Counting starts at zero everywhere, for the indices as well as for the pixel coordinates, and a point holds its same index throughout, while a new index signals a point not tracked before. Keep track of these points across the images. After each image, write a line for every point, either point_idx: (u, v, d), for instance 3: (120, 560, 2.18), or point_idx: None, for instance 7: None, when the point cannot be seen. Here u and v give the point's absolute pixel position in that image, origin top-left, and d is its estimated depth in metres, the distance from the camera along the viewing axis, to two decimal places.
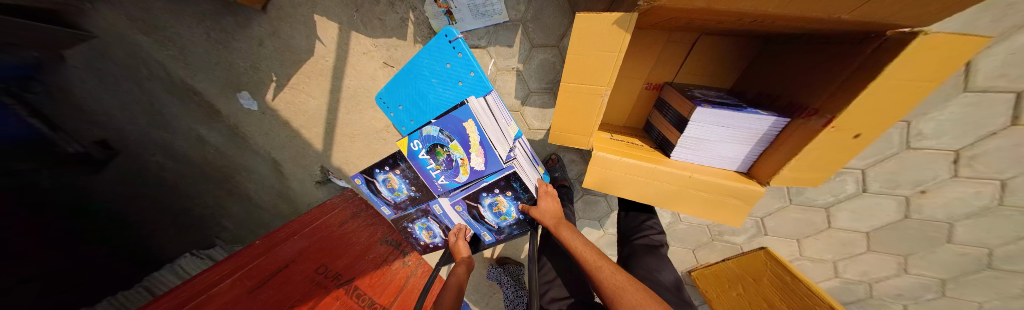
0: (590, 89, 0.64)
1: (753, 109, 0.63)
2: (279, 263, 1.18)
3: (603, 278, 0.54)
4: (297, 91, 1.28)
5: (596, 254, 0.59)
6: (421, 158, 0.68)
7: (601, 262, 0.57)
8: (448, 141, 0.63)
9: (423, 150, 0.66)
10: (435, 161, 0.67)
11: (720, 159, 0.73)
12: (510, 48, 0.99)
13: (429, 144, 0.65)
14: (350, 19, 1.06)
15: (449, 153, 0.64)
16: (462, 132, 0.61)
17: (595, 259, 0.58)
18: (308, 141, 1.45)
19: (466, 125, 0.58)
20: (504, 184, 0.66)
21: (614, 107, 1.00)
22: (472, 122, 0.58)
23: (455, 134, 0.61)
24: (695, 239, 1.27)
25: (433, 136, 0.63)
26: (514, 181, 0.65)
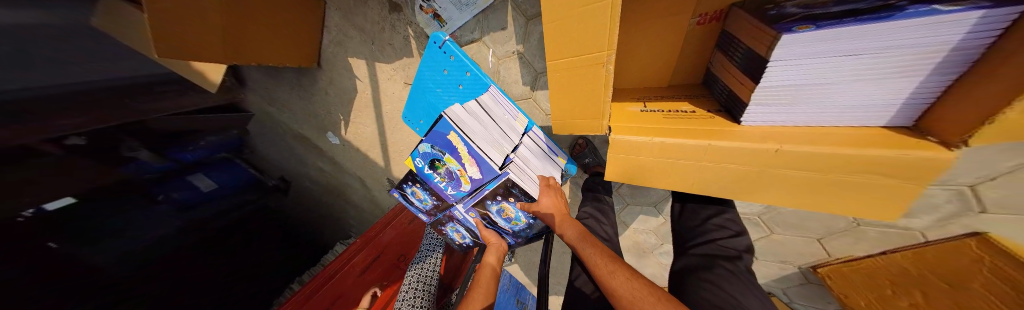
0: (586, 60, 0.49)
1: (918, 9, 0.33)
2: (373, 254, 1.61)
3: (616, 288, 0.50)
4: (357, 123, 1.59)
5: (606, 258, 0.56)
6: (426, 173, 0.73)
7: (616, 268, 0.53)
8: (442, 155, 0.65)
9: (426, 165, 0.70)
10: (439, 174, 0.72)
11: (849, 108, 0.44)
12: (505, 30, 0.89)
13: (428, 160, 0.68)
14: (371, 52, 1.19)
15: (447, 166, 0.68)
16: (450, 145, 0.61)
17: (606, 265, 0.54)
18: (375, 160, 1.80)
19: (450, 138, 0.59)
20: (504, 191, 0.70)
21: (652, 65, 0.75)
22: (454, 134, 0.58)
23: (445, 148, 0.63)
24: (820, 224, 0.87)
25: (429, 153, 0.66)
26: (512, 188, 0.67)
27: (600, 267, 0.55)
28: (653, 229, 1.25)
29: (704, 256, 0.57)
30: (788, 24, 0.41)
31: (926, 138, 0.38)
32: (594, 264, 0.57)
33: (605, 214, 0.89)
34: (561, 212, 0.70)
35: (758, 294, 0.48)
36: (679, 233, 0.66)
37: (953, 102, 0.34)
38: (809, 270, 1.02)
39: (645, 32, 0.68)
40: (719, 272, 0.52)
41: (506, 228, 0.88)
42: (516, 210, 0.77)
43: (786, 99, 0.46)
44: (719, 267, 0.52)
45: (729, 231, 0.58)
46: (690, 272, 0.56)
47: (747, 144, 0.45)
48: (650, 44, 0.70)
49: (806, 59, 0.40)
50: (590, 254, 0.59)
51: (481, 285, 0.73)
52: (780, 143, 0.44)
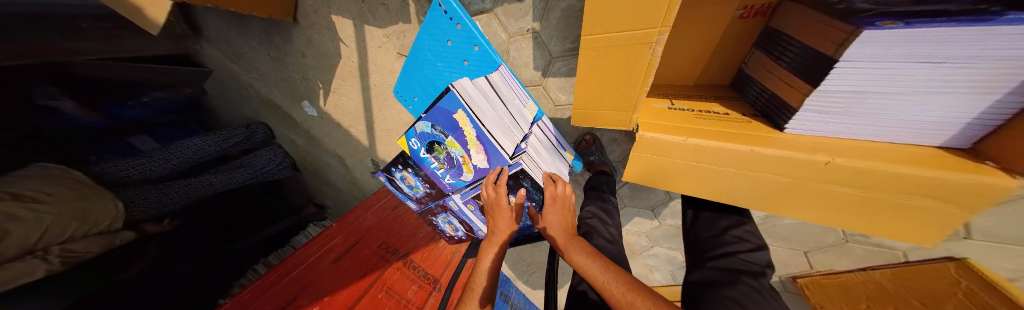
0: (631, 39, 0.41)
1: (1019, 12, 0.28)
2: (352, 240, 1.49)
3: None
4: (338, 94, 1.41)
5: (623, 285, 0.46)
6: (423, 156, 0.64)
7: (635, 298, 0.44)
8: (443, 137, 0.56)
9: (423, 148, 0.61)
10: (437, 159, 0.62)
11: (902, 121, 0.40)
12: (521, 3, 0.79)
13: (426, 142, 0.59)
14: (360, 11, 1.03)
15: (447, 150, 0.59)
16: (455, 126, 0.52)
17: (621, 291, 0.45)
18: (357, 137, 1.64)
19: (456, 117, 0.49)
20: (514, 184, 0.63)
21: (680, 61, 0.69)
22: (462, 112, 0.48)
23: (447, 129, 0.54)
24: (810, 239, 0.89)
25: (427, 133, 0.57)
26: (524, 180, 0.61)
27: (616, 297, 0.46)
28: (647, 232, 1.25)
29: (724, 270, 0.53)
30: (866, 19, 0.36)
31: (985, 162, 0.35)
32: (602, 281, 0.49)
33: (610, 215, 0.84)
34: (566, 230, 0.62)
35: None
36: (693, 243, 0.63)
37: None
38: (790, 280, 1.08)
39: (682, 20, 0.61)
40: (742, 289, 0.48)
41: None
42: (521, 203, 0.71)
43: (837, 106, 0.42)
44: (743, 283, 0.49)
45: (750, 243, 0.56)
46: (710, 288, 0.52)
47: (795, 154, 0.40)
48: (682, 38, 0.64)
49: (879, 64, 0.35)
50: (599, 278, 0.49)
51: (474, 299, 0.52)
52: (830, 156, 0.39)
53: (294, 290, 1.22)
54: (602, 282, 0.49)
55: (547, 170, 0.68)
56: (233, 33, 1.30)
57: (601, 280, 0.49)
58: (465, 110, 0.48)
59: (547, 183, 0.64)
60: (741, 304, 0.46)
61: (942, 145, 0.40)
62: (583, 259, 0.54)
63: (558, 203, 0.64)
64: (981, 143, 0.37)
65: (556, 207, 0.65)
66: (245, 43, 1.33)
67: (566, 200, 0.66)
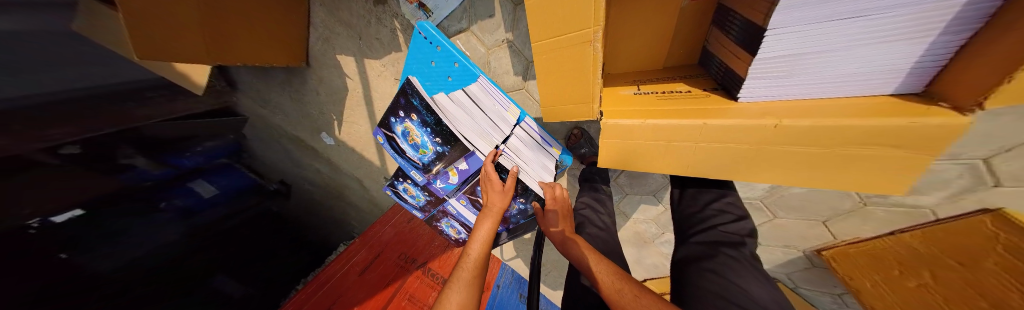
0: (573, 39, 0.46)
1: None
2: (374, 254, 1.60)
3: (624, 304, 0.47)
4: (350, 122, 1.58)
5: (613, 276, 0.52)
6: (405, 160, 0.72)
7: (624, 285, 0.50)
8: (416, 138, 0.64)
9: (403, 149, 0.68)
10: (416, 161, 0.69)
11: (854, 74, 0.40)
12: (493, 18, 0.86)
13: (407, 142, 0.66)
14: (359, 48, 1.16)
15: (423, 150, 0.66)
16: (427, 128, 0.60)
17: (610, 280, 0.52)
18: (369, 159, 1.80)
19: (421, 114, 0.57)
20: (406, 103, 0.57)
21: (645, 48, 0.72)
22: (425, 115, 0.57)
23: (420, 130, 0.62)
24: (824, 208, 0.84)
25: (404, 135, 0.64)
26: (412, 97, 0.55)
27: (605, 284, 0.52)
28: (653, 218, 1.23)
29: (707, 244, 0.58)
30: None
31: (937, 104, 0.35)
32: (594, 270, 0.56)
33: (602, 203, 0.90)
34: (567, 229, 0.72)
35: (763, 280, 0.50)
36: (678, 222, 0.67)
37: (969, 60, 0.31)
38: (814, 254, 1.00)
39: (633, 11, 0.64)
40: (721, 260, 0.53)
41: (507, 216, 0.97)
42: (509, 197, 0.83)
43: (780, 69, 0.43)
44: (722, 255, 0.54)
45: (731, 215, 0.59)
46: (693, 261, 0.57)
47: (741, 121, 0.42)
48: (641, 26, 0.67)
49: (801, 29, 0.37)
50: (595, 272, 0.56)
51: (458, 286, 0.54)
52: (778, 118, 0.41)
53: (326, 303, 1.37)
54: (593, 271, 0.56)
55: (542, 178, 0.75)
56: (260, 82, 1.50)
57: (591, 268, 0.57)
58: (428, 112, 0.56)
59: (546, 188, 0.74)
60: (721, 274, 0.51)
61: (896, 93, 0.40)
62: (580, 250, 0.63)
63: (557, 203, 0.74)
64: (933, 85, 0.37)
65: (557, 206, 0.74)
66: (268, 89, 1.53)
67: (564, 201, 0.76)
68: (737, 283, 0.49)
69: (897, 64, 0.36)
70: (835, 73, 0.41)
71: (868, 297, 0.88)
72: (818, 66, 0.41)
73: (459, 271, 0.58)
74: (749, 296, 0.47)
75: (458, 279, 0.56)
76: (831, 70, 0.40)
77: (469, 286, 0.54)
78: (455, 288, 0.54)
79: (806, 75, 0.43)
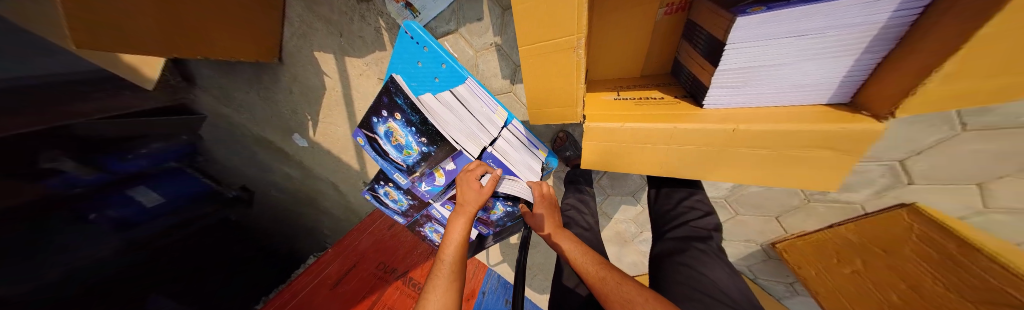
0: (557, 46, 0.48)
1: None
2: (349, 264, 1.51)
3: (608, 291, 0.49)
4: (327, 123, 1.49)
5: (599, 265, 0.54)
6: (386, 161, 0.70)
7: (607, 274, 0.52)
8: (399, 137, 0.62)
9: (385, 149, 0.66)
10: (399, 160, 0.67)
11: (799, 86, 0.46)
12: (481, 21, 0.88)
13: (390, 142, 0.64)
14: (339, 46, 1.12)
15: (406, 149, 0.65)
16: (411, 128, 0.59)
17: (596, 271, 0.53)
18: (348, 162, 1.71)
19: (406, 113, 0.57)
20: (388, 102, 0.56)
21: (624, 57, 0.77)
22: (411, 115, 0.56)
23: (404, 130, 0.61)
24: (778, 205, 0.94)
25: (387, 134, 0.62)
26: (396, 95, 0.54)
27: (591, 275, 0.54)
28: (633, 218, 1.29)
29: (679, 239, 0.62)
30: (741, 8, 0.43)
31: (859, 112, 0.41)
32: (580, 261, 0.58)
33: (586, 204, 0.93)
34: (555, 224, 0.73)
35: (726, 269, 0.55)
36: (655, 219, 0.71)
37: (884, 74, 0.37)
38: (769, 247, 1.11)
39: (614, 22, 0.69)
40: (692, 254, 0.57)
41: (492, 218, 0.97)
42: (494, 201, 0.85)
43: (739, 80, 0.49)
44: (693, 249, 0.58)
45: (699, 211, 0.64)
46: (668, 255, 0.61)
47: (708, 126, 0.46)
48: (621, 36, 0.71)
49: (755, 43, 0.42)
50: (582, 262, 0.57)
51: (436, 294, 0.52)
52: (737, 123, 0.45)
53: None
54: (580, 262, 0.57)
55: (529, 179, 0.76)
56: (222, 78, 1.37)
57: (577, 259, 0.59)
58: (413, 110, 0.55)
59: (535, 185, 0.76)
60: (691, 266, 0.55)
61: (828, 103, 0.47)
62: (565, 243, 0.64)
63: (544, 200, 0.77)
64: (855, 96, 0.43)
65: (544, 203, 0.77)
66: (233, 85, 1.39)
67: (552, 198, 0.79)
68: (706, 275, 0.53)
69: (829, 77, 0.43)
70: (781, 84, 0.47)
71: (812, 283, 0.98)
72: (769, 77, 0.46)
73: (441, 265, 0.57)
74: (717, 286, 0.51)
75: (440, 275, 0.55)
76: (779, 81, 0.46)
77: (451, 287, 0.53)
78: (438, 283, 0.54)
79: (759, 86, 0.48)
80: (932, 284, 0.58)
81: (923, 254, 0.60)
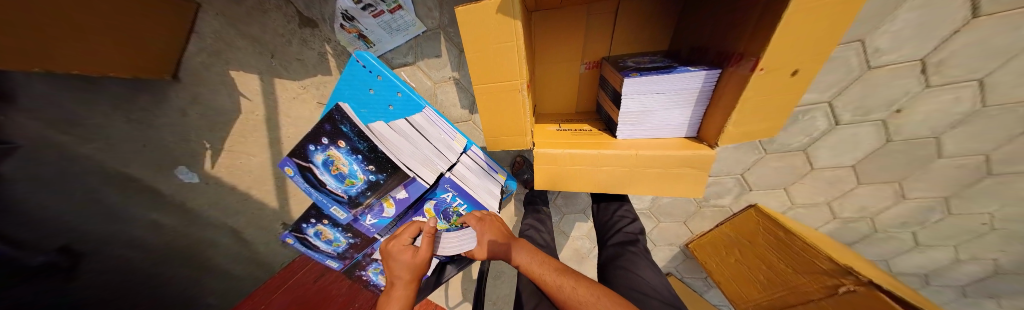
0: (506, 86, 0.58)
1: (683, 67, 0.57)
2: None
3: (569, 296, 0.52)
4: (235, 153, 1.17)
5: (557, 272, 0.57)
6: (320, 194, 0.60)
7: (564, 281, 0.55)
8: (341, 166, 0.56)
9: (320, 180, 0.57)
10: (338, 192, 0.59)
11: (669, 126, 0.66)
12: (439, 58, 0.95)
13: (327, 172, 0.56)
14: (270, 67, 1.06)
15: (348, 178, 0.58)
16: (358, 156, 0.55)
17: (556, 280, 0.56)
18: (261, 201, 1.34)
19: (353, 141, 0.51)
20: (331, 130, 0.49)
21: (563, 97, 0.94)
22: (359, 144, 0.52)
23: (349, 159, 0.55)
24: (683, 211, 1.20)
25: (325, 163, 0.55)
26: (342, 123, 0.48)
27: (551, 284, 0.57)
28: (584, 234, 1.41)
29: (617, 245, 0.72)
30: (628, 70, 0.62)
31: (703, 143, 0.62)
32: (539, 274, 0.60)
33: (544, 223, 0.98)
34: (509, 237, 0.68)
35: (652, 267, 0.66)
36: (599, 231, 0.81)
37: (709, 118, 0.59)
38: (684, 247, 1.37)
39: (551, 70, 0.85)
40: (628, 258, 0.67)
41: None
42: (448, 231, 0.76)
43: (636, 120, 0.66)
44: (628, 252, 0.68)
45: (628, 218, 0.78)
46: (611, 261, 0.69)
47: (621, 152, 0.61)
48: (558, 80, 0.88)
49: (639, 95, 0.59)
50: (542, 273, 0.59)
51: None
52: (637, 150, 0.61)
53: None
54: (540, 274, 0.60)
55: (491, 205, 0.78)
56: None
57: (535, 269, 0.61)
58: (361, 138, 0.51)
59: (472, 219, 0.69)
60: (628, 268, 0.64)
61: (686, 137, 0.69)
62: (523, 255, 0.64)
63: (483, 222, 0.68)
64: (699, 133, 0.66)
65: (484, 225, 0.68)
66: None
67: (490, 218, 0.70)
68: (638, 273, 0.62)
69: (682, 120, 0.64)
70: (659, 125, 0.66)
71: (712, 273, 1.22)
72: (652, 119, 0.65)
73: None
74: (648, 282, 0.60)
75: None
76: (658, 122, 0.65)
77: None
78: None
79: (648, 125, 0.67)
80: (785, 265, 0.84)
81: (770, 242, 0.90)
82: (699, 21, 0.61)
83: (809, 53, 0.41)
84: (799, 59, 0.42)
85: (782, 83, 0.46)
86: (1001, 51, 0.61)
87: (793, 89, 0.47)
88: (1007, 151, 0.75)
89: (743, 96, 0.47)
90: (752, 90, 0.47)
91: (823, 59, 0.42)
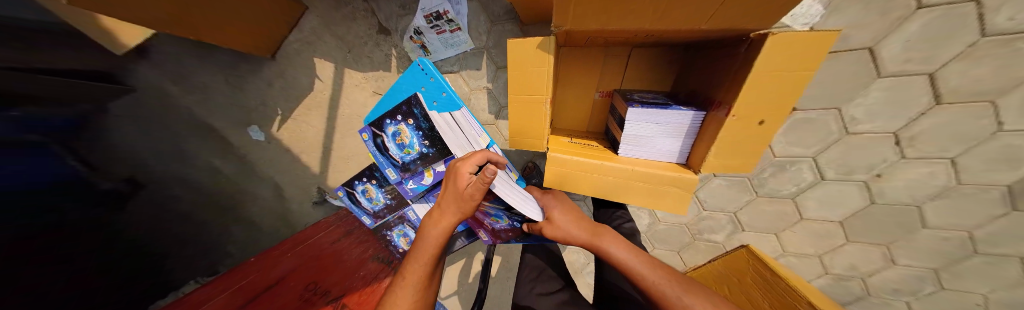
0: (535, 99, 0.75)
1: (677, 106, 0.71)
2: (268, 282, 1.27)
3: (662, 289, 0.61)
4: (299, 122, 1.48)
5: (664, 274, 0.64)
6: (385, 156, 0.82)
7: (664, 280, 0.62)
8: (404, 137, 0.76)
9: (388, 144, 0.79)
10: (398, 156, 0.80)
11: (662, 152, 0.79)
12: (479, 70, 1.15)
13: (394, 140, 0.77)
14: (343, 58, 1.30)
15: (407, 146, 0.78)
16: (418, 131, 0.74)
17: (645, 272, 0.66)
18: (307, 165, 1.65)
19: (418, 120, 0.72)
20: (406, 110, 0.71)
21: (578, 116, 1.10)
22: (422, 123, 0.72)
23: (411, 133, 0.75)
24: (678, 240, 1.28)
25: (394, 133, 0.76)
26: (414, 107, 0.70)
27: (652, 283, 0.63)
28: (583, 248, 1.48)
29: None
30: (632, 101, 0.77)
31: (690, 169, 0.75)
32: (637, 271, 0.67)
33: None
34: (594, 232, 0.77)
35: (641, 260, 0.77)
36: None
37: (696, 148, 0.71)
38: None
39: (571, 92, 1.02)
40: None
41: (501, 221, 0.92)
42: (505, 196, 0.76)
43: (635, 143, 0.80)
44: None
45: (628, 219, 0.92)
46: None
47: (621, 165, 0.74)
48: (575, 102, 1.05)
49: (639, 122, 0.73)
50: (641, 271, 0.66)
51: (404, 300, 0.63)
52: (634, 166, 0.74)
53: None
54: (639, 273, 0.66)
55: None
56: None
57: (640, 269, 0.67)
58: (426, 119, 0.71)
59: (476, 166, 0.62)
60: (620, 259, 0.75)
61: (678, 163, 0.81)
62: (621, 252, 0.71)
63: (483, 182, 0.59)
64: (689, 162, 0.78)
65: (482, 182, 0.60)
66: None
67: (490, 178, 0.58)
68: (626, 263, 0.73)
69: (675, 148, 0.77)
70: (654, 149, 0.80)
71: None
72: (648, 143, 0.79)
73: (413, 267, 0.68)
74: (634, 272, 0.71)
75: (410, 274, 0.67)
76: (653, 147, 0.79)
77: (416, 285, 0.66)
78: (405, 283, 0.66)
79: (645, 148, 0.80)
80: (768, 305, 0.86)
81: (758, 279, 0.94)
82: (695, 72, 0.76)
83: (770, 106, 0.54)
84: (762, 111, 0.55)
85: (753, 128, 0.59)
86: (969, 139, 0.71)
87: (763, 135, 0.59)
88: (988, 229, 0.83)
89: (721, 132, 0.60)
90: (726, 130, 0.60)
91: (782, 114, 0.54)
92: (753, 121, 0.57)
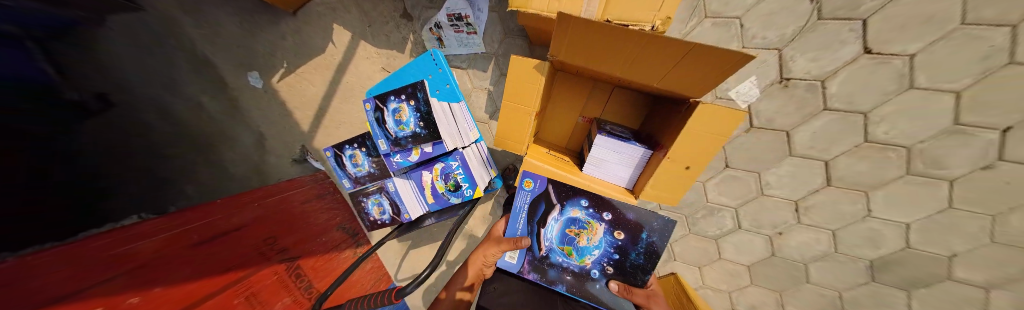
0: (523, 109, 0.88)
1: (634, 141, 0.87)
2: (232, 226, 1.17)
3: None
4: (301, 78, 1.54)
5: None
6: (381, 128, 0.92)
7: None
8: (401, 115, 0.86)
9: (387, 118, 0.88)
10: (393, 130, 0.89)
11: (616, 177, 0.96)
12: (485, 72, 1.28)
13: (393, 115, 0.87)
14: (362, 30, 1.38)
15: (403, 123, 0.87)
16: (416, 112, 0.84)
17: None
18: (297, 121, 1.67)
19: (417, 102, 0.82)
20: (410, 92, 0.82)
21: (560, 133, 1.25)
22: (421, 106, 0.82)
23: (410, 113, 0.85)
24: None
25: (395, 109, 0.86)
26: (418, 90, 0.81)
27: None
28: None
29: None
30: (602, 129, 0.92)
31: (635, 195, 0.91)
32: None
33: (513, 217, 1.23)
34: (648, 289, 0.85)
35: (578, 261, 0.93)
36: None
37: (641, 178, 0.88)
38: None
39: (558, 111, 1.17)
40: None
41: (541, 242, 0.91)
42: (601, 237, 0.84)
43: (597, 164, 0.94)
44: None
45: None
46: None
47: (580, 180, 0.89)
48: (560, 120, 1.20)
49: (604, 149, 0.88)
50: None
51: None
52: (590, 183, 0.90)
53: (82, 260, 0.78)
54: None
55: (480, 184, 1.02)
56: None
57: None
58: (425, 103, 0.81)
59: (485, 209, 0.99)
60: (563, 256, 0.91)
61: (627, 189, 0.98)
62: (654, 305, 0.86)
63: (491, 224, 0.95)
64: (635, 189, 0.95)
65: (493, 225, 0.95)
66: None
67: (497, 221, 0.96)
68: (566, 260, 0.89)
69: (626, 176, 0.93)
70: (611, 173, 0.95)
71: None
72: (607, 167, 0.94)
73: None
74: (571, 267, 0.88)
75: None
76: (610, 171, 0.95)
77: None
78: None
79: (604, 171, 0.96)
80: None
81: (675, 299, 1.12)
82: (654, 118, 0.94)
83: (695, 156, 0.70)
84: (689, 158, 0.71)
85: (682, 170, 0.75)
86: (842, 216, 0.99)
87: (688, 177, 0.76)
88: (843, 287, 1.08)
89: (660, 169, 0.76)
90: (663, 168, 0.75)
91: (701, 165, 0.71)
92: (684, 165, 0.73)
